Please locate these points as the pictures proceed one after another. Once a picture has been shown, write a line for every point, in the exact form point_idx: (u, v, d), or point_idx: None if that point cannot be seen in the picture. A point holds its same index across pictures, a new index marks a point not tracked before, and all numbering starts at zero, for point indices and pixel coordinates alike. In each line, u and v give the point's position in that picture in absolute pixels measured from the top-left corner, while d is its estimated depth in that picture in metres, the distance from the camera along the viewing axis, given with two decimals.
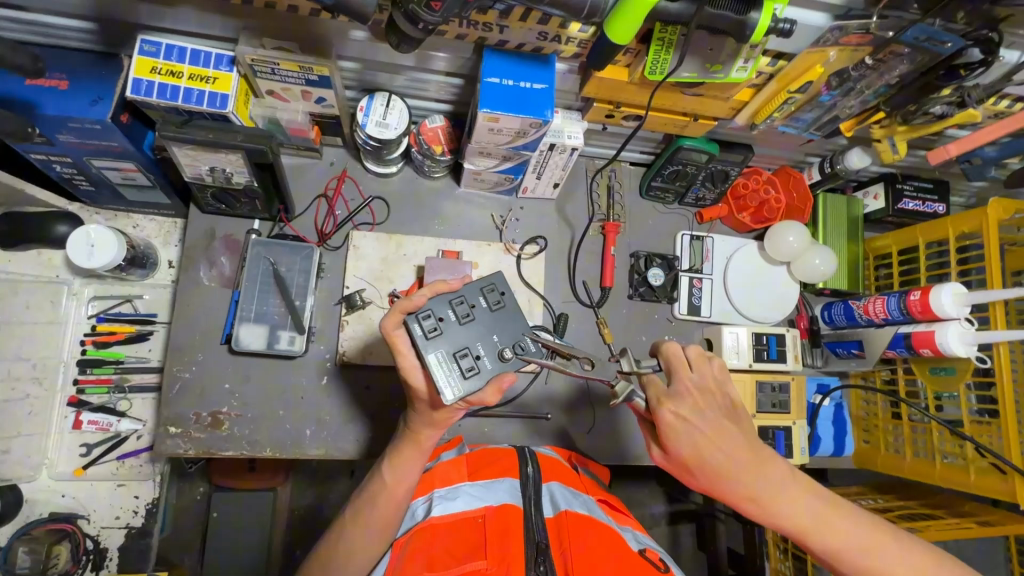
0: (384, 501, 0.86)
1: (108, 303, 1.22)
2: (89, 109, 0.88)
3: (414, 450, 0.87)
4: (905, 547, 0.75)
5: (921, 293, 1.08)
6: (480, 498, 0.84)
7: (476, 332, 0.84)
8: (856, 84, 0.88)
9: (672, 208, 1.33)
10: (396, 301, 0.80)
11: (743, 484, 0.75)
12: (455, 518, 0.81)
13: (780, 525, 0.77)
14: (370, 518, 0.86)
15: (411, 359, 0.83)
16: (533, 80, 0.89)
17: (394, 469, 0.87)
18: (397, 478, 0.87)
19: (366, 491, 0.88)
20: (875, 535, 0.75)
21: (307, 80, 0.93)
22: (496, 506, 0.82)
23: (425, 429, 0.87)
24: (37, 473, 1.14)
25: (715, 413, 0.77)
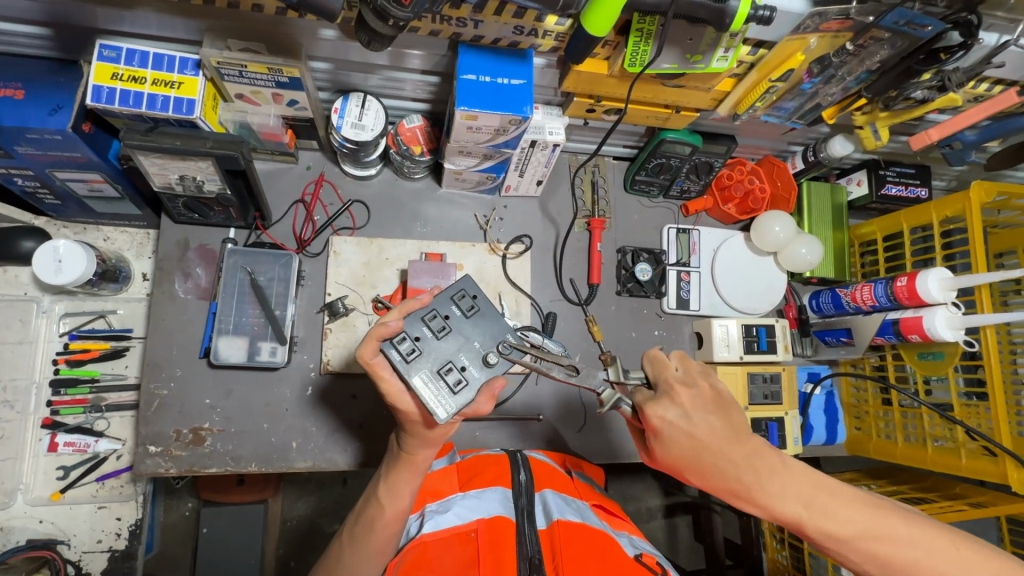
0: (382, 525, 0.83)
1: (81, 320, 1.17)
2: (48, 119, 0.84)
3: (410, 468, 0.84)
4: (907, 527, 0.71)
5: (908, 278, 1.09)
6: (472, 510, 0.82)
7: (456, 345, 0.82)
8: (838, 70, 0.87)
9: (657, 202, 1.32)
10: (369, 328, 0.77)
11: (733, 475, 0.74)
12: (447, 533, 0.78)
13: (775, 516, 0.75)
14: (369, 542, 0.83)
15: (393, 383, 0.79)
16: (511, 76, 0.87)
17: (391, 492, 0.84)
18: (395, 502, 0.83)
19: (363, 516, 0.84)
20: (877, 516, 0.72)
21: (277, 82, 0.90)
22: (488, 518, 0.79)
23: (420, 447, 0.83)
24: (12, 499, 1.10)
25: (701, 408, 0.77)
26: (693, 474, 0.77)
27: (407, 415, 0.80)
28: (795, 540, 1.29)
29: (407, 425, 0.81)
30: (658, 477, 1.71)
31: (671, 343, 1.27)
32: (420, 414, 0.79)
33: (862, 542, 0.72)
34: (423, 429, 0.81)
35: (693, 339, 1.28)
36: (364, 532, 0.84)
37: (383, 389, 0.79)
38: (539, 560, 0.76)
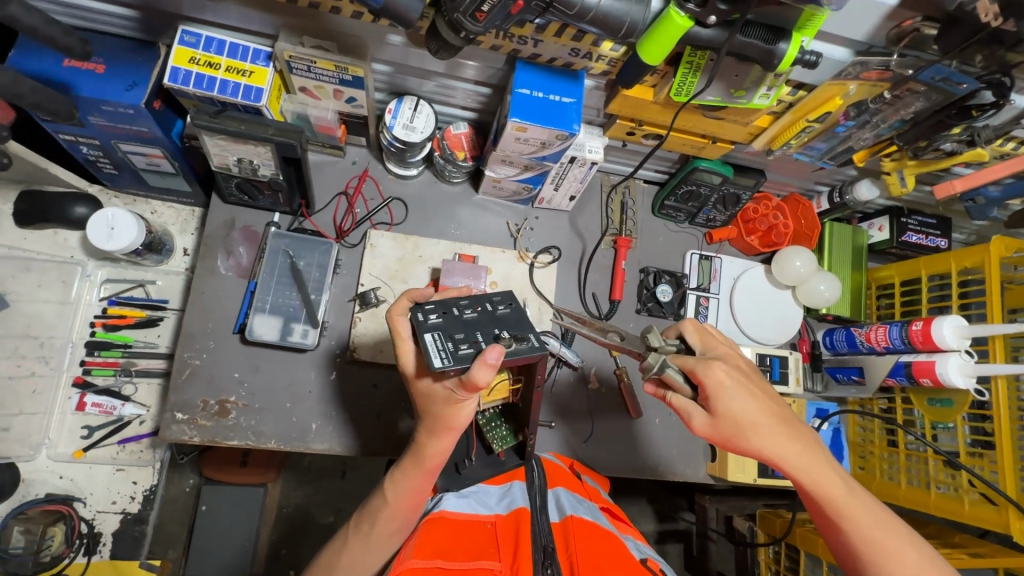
0: (390, 514, 0.86)
1: (121, 287, 1.22)
2: (124, 94, 0.90)
3: (419, 468, 0.85)
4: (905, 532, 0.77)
5: (923, 323, 1.11)
6: (493, 507, 0.87)
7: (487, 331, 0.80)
8: (873, 117, 0.92)
9: (683, 227, 1.36)
10: (404, 292, 0.89)
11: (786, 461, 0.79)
12: (468, 519, 0.83)
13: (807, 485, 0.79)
14: (376, 530, 0.86)
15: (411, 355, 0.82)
16: (562, 94, 0.92)
17: (396, 486, 0.86)
18: (399, 495, 0.85)
19: (372, 504, 0.87)
20: (900, 529, 0.77)
21: (341, 80, 0.96)
22: (506, 514, 0.85)
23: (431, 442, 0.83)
24: (37, 453, 1.13)
25: (755, 376, 0.83)
26: (751, 433, 0.79)
27: (420, 387, 0.82)
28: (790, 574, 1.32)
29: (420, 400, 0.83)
30: (655, 500, 1.73)
31: None
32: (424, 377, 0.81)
33: (874, 532, 0.77)
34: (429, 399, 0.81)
35: None
36: (369, 522, 0.86)
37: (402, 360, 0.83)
38: (553, 549, 0.77)
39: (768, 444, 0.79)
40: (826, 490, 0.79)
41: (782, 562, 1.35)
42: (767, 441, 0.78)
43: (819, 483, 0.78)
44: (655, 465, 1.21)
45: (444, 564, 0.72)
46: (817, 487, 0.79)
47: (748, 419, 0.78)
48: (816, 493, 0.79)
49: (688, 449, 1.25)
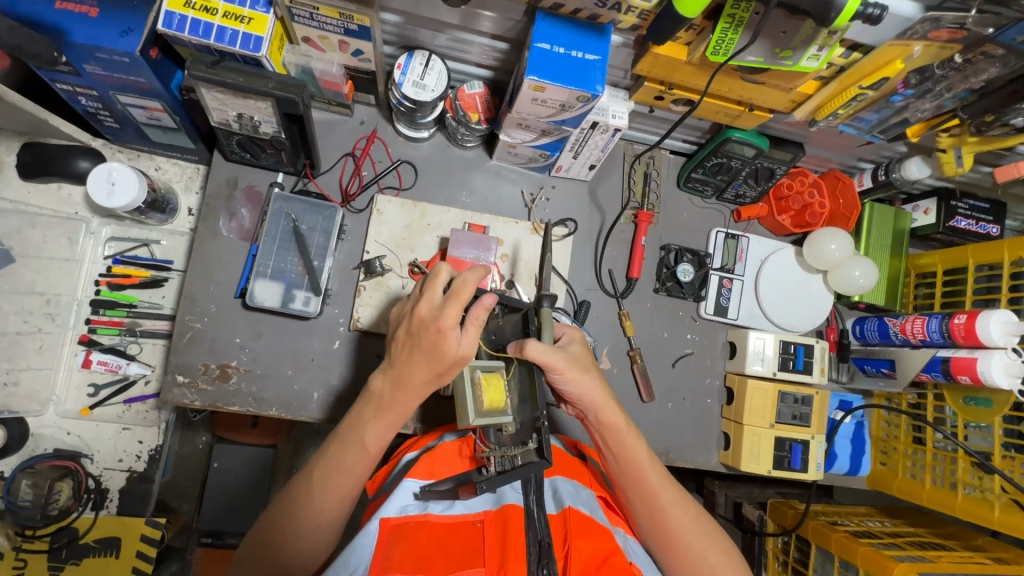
0: (364, 452, 0.81)
1: (126, 246, 1.20)
2: (118, 40, 0.84)
3: (393, 413, 0.80)
4: (695, 510, 0.88)
5: (967, 317, 1.03)
6: (479, 502, 0.80)
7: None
8: (936, 84, 0.82)
9: (709, 203, 1.28)
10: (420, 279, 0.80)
11: (606, 416, 0.87)
12: (453, 520, 0.76)
13: (626, 447, 0.88)
14: (340, 482, 0.80)
15: (457, 313, 0.72)
16: (585, 50, 0.83)
17: (375, 432, 0.81)
18: (376, 440, 0.81)
19: (339, 457, 0.80)
20: (683, 494, 0.88)
21: (346, 30, 0.89)
22: (495, 510, 0.77)
23: (408, 390, 0.78)
24: (45, 409, 1.14)
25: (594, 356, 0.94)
26: (589, 381, 0.86)
27: (444, 347, 0.73)
28: (798, 565, 1.29)
29: (429, 346, 0.74)
30: None
31: (703, 349, 1.23)
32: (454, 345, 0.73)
33: (666, 501, 0.86)
34: (442, 348, 0.73)
35: (726, 348, 1.24)
36: (334, 466, 0.80)
37: (424, 305, 0.75)
38: (548, 545, 0.71)
39: (598, 396, 0.87)
40: (634, 457, 0.87)
41: (792, 553, 1.31)
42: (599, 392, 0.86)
43: (631, 441, 0.88)
44: (665, 451, 1.17)
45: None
46: (628, 445, 0.88)
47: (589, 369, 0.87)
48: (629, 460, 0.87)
49: (700, 437, 1.20)
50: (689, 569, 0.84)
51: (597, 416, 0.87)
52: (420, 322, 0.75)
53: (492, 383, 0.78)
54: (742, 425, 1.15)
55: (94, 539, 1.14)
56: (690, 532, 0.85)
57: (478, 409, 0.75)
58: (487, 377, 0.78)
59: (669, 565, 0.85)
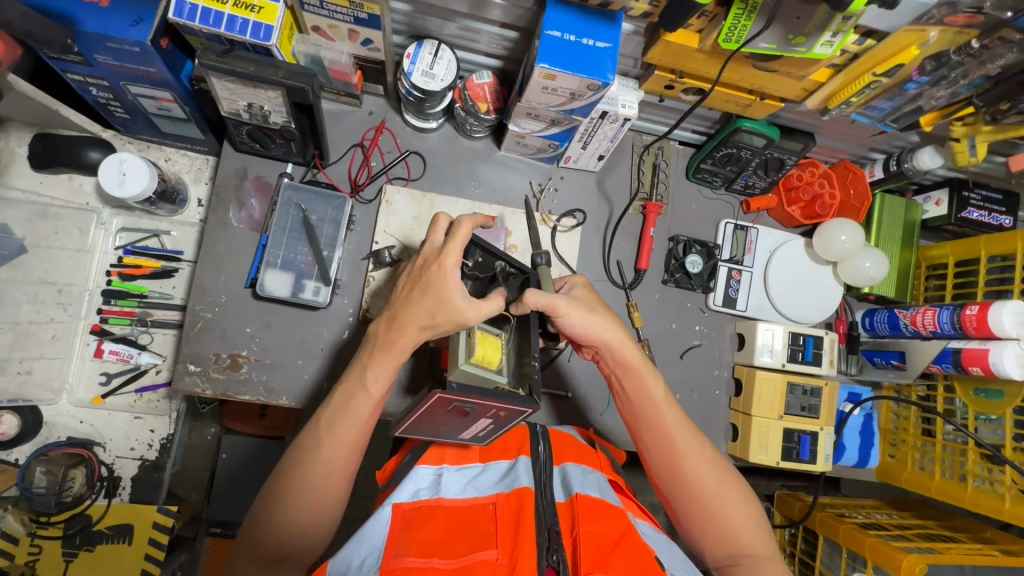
0: (369, 397, 0.81)
1: (136, 236, 1.20)
2: (129, 30, 0.85)
3: (393, 357, 0.80)
4: (713, 456, 0.87)
5: (979, 308, 1.03)
6: (492, 485, 0.80)
7: (467, 260, 0.88)
8: (951, 71, 0.81)
9: (718, 194, 1.27)
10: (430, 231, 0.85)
11: (621, 354, 0.87)
12: (465, 504, 0.77)
13: (641, 390, 0.88)
14: (346, 431, 0.80)
15: (457, 253, 0.78)
16: (597, 38, 0.83)
17: (378, 376, 0.81)
18: (380, 385, 0.81)
19: (345, 404, 0.80)
20: (697, 433, 0.88)
21: (356, 18, 0.89)
22: (508, 492, 0.77)
23: (399, 326, 0.79)
24: (58, 397, 1.15)
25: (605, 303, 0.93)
26: (599, 324, 0.86)
27: (443, 286, 0.77)
28: (805, 557, 1.28)
29: (424, 282, 0.78)
30: None
31: (711, 340, 1.23)
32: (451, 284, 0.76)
33: (683, 444, 0.86)
34: (440, 285, 0.77)
35: (734, 340, 1.24)
36: (340, 414, 0.80)
37: (427, 248, 0.82)
38: (558, 532, 0.72)
39: (611, 337, 0.87)
40: (649, 400, 0.88)
41: (799, 545, 1.30)
42: (612, 331, 0.86)
43: (646, 379, 0.88)
44: None
45: (440, 564, 0.68)
46: (644, 383, 0.88)
47: (598, 313, 0.87)
48: (644, 403, 0.88)
49: (708, 428, 1.20)
50: (709, 514, 0.84)
51: (613, 354, 0.88)
52: (421, 263, 0.81)
53: (487, 342, 0.79)
54: (751, 416, 1.15)
55: (107, 526, 1.16)
56: (708, 477, 0.85)
57: (469, 356, 0.77)
58: (485, 334, 0.80)
59: (680, 503, 0.86)
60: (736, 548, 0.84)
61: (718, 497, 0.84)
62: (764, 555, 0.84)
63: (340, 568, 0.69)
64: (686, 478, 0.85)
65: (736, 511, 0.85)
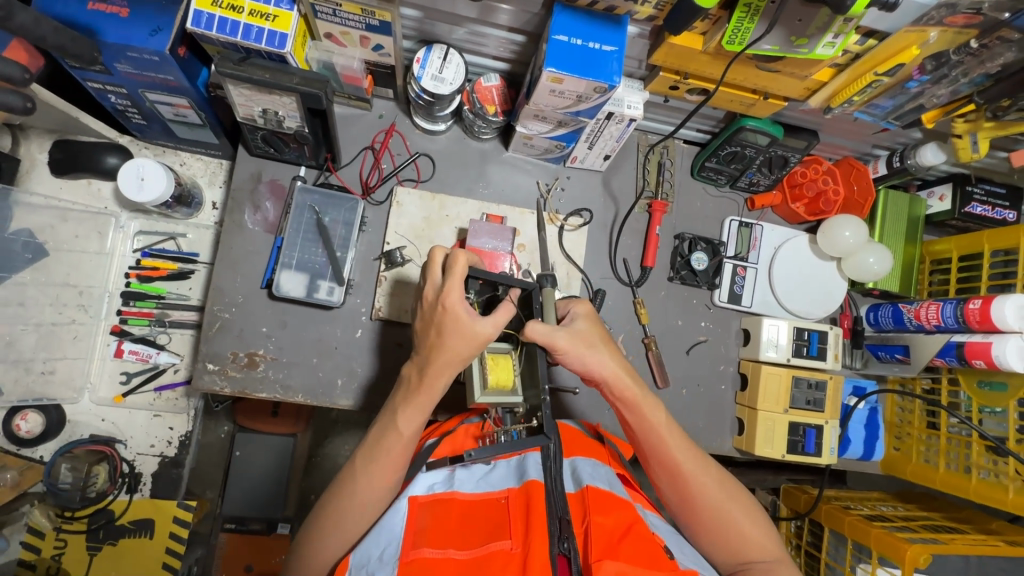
0: (400, 438, 0.83)
1: (153, 239, 1.24)
2: (149, 39, 0.87)
3: (425, 398, 0.83)
4: (717, 474, 0.89)
5: (982, 302, 1.04)
6: (501, 483, 0.82)
7: (468, 291, 0.90)
8: (952, 70, 0.83)
9: (723, 191, 1.29)
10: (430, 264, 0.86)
11: (619, 385, 0.89)
12: (479, 497, 0.80)
13: (641, 420, 0.89)
14: (381, 467, 0.82)
15: (461, 287, 0.80)
16: (603, 42, 0.85)
17: (410, 418, 0.83)
18: (412, 426, 0.83)
19: (380, 445, 0.83)
20: (699, 453, 0.90)
21: (368, 25, 0.91)
22: (518, 487, 0.79)
23: (433, 371, 0.82)
24: (80, 396, 1.19)
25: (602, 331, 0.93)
26: (594, 356, 0.87)
27: (458, 321, 0.79)
28: (812, 549, 1.30)
29: (438, 320, 0.80)
30: None
31: (717, 336, 1.25)
32: (466, 314, 0.79)
33: (687, 467, 0.88)
34: (455, 321, 0.79)
35: (740, 336, 1.26)
36: (375, 455, 0.83)
37: (429, 287, 0.83)
38: (569, 521, 0.72)
39: (607, 369, 0.88)
40: (649, 430, 0.89)
41: (805, 537, 1.32)
42: (607, 363, 0.88)
43: (646, 408, 0.89)
44: None
45: (456, 553, 0.70)
46: (643, 412, 0.89)
47: (592, 347, 0.87)
48: (646, 431, 0.89)
49: (715, 422, 1.22)
50: (717, 530, 0.87)
51: (612, 387, 0.89)
52: (429, 303, 0.83)
53: (498, 363, 0.85)
54: (756, 410, 1.17)
55: (130, 520, 1.19)
56: (713, 494, 0.87)
57: (484, 387, 0.83)
58: (495, 357, 0.86)
59: (689, 522, 0.89)
60: (747, 557, 0.86)
61: (725, 515, 0.87)
62: (776, 559, 0.86)
63: (362, 561, 0.73)
64: (692, 499, 0.87)
65: (745, 522, 0.87)
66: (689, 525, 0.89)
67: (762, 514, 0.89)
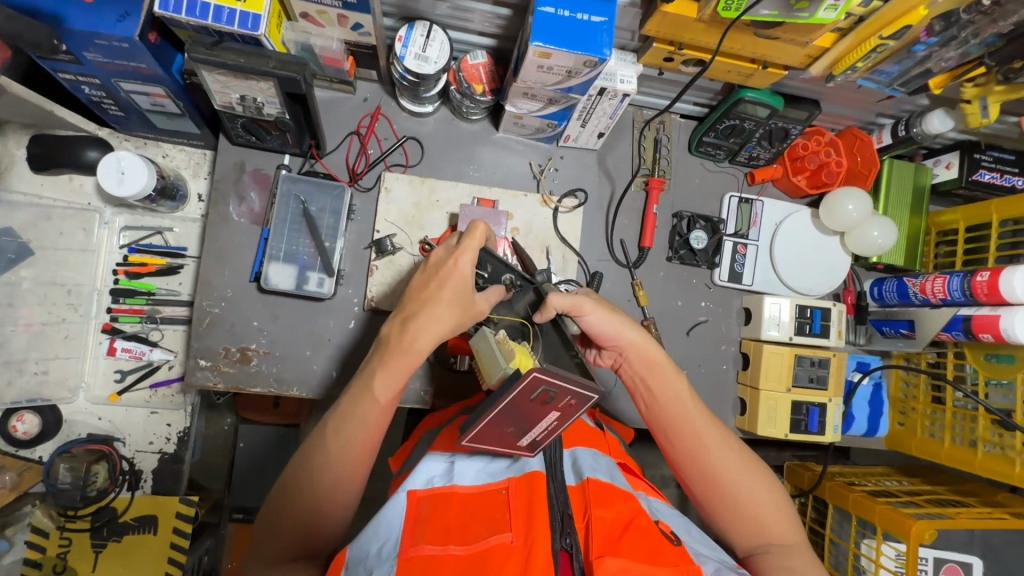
0: (375, 404, 0.82)
1: (139, 234, 1.21)
2: (117, 25, 0.83)
3: (402, 363, 0.81)
4: (738, 449, 0.87)
5: (990, 274, 1.01)
6: (502, 472, 0.81)
7: (480, 270, 0.90)
8: (962, 31, 0.78)
9: (722, 166, 1.25)
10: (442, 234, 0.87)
11: (645, 353, 0.89)
12: (479, 490, 0.78)
13: (664, 389, 0.88)
14: (355, 433, 0.81)
15: (475, 252, 0.81)
16: (591, 13, 0.81)
17: (385, 383, 0.81)
18: (388, 393, 0.82)
19: (354, 411, 0.81)
20: (721, 427, 0.89)
21: (344, 3, 0.87)
22: (519, 477, 0.78)
23: (414, 329, 0.81)
24: (75, 396, 1.18)
25: None
26: (617, 325, 0.88)
27: (457, 283, 0.81)
28: (815, 525, 1.29)
29: (441, 280, 0.82)
30: None
31: (718, 316, 1.23)
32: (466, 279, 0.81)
33: (709, 440, 0.86)
34: (456, 281, 0.81)
35: (741, 314, 1.23)
36: (348, 422, 0.81)
37: (441, 247, 0.84)
38: (570, 516, 0.73)
39: (632, 336, 0.89)
40: (672, 399, 0.88)
41: (809, 513, 1.32)
42: (632, 331, 0.88)
43: (670, 376, 0.89)
44: None
45: (456, 550, 0.69)
46: (668, 380, 0.89)
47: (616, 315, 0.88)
48: (670, 400, 0.88)
49: (717, 401, 1.21)
50: (735, 507, 0.84)
51: (637, 354, 0.89)
52: (434, 262, 0.84)
53: (519, 349, 0.77)
54: (758, 390, 1.15)
55: (133, 517, 1.19)
56: (733, 469, 0.85)
57: (507, 364, 0.73)
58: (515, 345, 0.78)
59: (704, 498, 0.86)
60: (762, 538, 0.84)
61: (744, 491, 0.84)
62: (790, 543, 0.84)
63: (359, 556, 0.71)
64: (710, 475, 0.85)
65: (762, 502, 0.85)
66: (705, 502, 0.86)
67: (778, 497, 0.87)
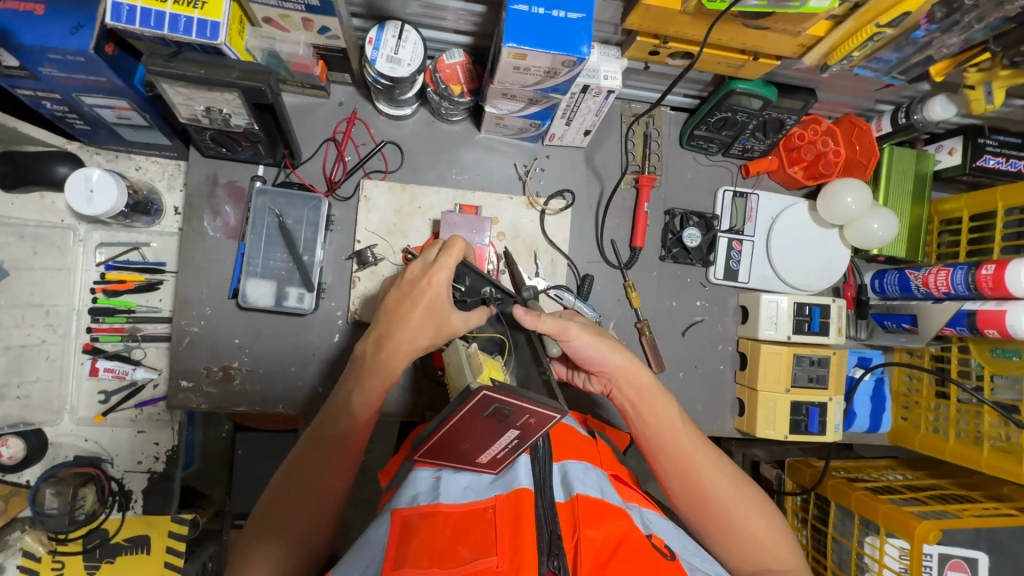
0: (353, 413, 0.81)
1: (115, 251, 1.17)
2: (69, 38, 0.79)
3: (379, 372, 0.81)
4: (731, 470, 0.86)
5: (995, 267, 0.97)
6: (488, 490, 0.78)
7: (457, 283, 0.86)
8: (965, 15, 0.73)
9: (715, 160, 1.20)
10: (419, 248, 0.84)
11: (633, 376, 0.87)
12: (463, 509, 0.74)
13: (654, 413, 0.86)
14: (334, 442, 0.80)
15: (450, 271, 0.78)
16: (568, 9, 0.76)
17: (362, 393, 0.82)
18: (365, 401, 0.82)
19: (332, 421, 0.81)
20: (712, 449, 0.87)
21: (308, 7, 0.82)
22: (506, 495, 0.75)
23: (389, 347, 0.80)
24: (60, 418, 1.16)
25: None
26: (604, 347, 0.85)
27: (432, 303, 0.78)
28: (818, 523, 1.27)
29: (415, 298, 0.79)
30: None
31: (714, 315, 1.19)
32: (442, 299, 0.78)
33: (701, 464, 0.84)
34: (432, 300, 0.78)
35: (738, 313, 1.20)
36: (326, 433, 0.81)
37: (417, 263, 0.81)
38: (558, 537, 0.69)
39: (619, 359, 0.86)
40: (663, 424, 0.86)
41: (811, 511, 1.29)
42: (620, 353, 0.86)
43: (660, 400, 0.86)
44: None
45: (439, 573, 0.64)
46: (657, 404, 0.86)
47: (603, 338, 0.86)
48: (660, 425, 0.86)
49: (714, 402, 1.18)
50: (732, 532, 0.82)
51: (625, 377, 0.87)
52: (410, 279, 0.80)
53: (490, 364, 0.75)
54: (756, 391, 1.12)
55: (125, 538, 1.18)
56: (728, 493, 0.83)
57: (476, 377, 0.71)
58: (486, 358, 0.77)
59: (700, 524, 0.84)
60: (760, 562, 0.82)
61: (739, 516, 0.82)
62: (790, 567, 0.82)
63: None
64: (705, 501, 0.83)
65: (758, 527, 0.83)
66: (699, 528, 0.84)
67: (775, 516, 0.85)
